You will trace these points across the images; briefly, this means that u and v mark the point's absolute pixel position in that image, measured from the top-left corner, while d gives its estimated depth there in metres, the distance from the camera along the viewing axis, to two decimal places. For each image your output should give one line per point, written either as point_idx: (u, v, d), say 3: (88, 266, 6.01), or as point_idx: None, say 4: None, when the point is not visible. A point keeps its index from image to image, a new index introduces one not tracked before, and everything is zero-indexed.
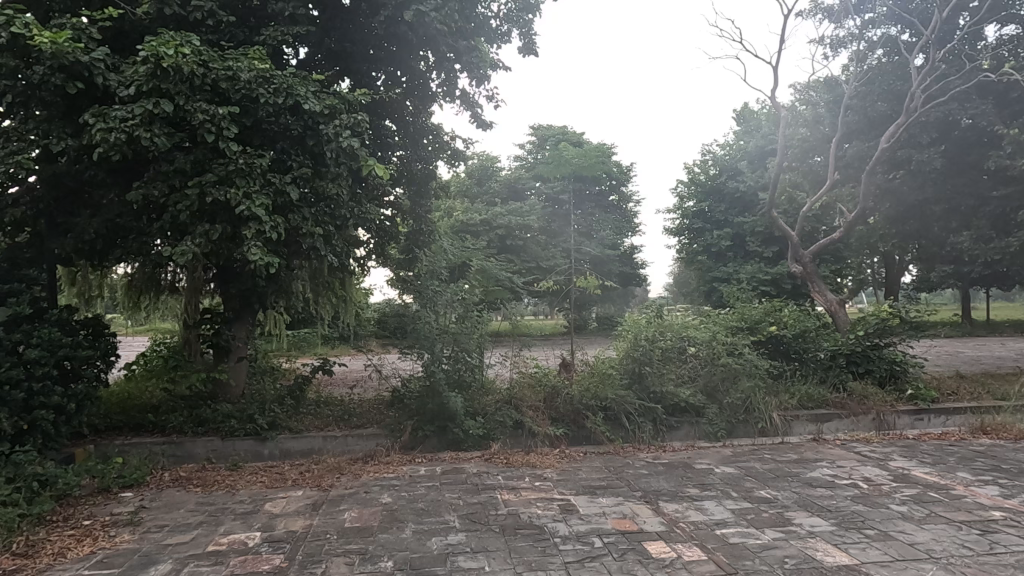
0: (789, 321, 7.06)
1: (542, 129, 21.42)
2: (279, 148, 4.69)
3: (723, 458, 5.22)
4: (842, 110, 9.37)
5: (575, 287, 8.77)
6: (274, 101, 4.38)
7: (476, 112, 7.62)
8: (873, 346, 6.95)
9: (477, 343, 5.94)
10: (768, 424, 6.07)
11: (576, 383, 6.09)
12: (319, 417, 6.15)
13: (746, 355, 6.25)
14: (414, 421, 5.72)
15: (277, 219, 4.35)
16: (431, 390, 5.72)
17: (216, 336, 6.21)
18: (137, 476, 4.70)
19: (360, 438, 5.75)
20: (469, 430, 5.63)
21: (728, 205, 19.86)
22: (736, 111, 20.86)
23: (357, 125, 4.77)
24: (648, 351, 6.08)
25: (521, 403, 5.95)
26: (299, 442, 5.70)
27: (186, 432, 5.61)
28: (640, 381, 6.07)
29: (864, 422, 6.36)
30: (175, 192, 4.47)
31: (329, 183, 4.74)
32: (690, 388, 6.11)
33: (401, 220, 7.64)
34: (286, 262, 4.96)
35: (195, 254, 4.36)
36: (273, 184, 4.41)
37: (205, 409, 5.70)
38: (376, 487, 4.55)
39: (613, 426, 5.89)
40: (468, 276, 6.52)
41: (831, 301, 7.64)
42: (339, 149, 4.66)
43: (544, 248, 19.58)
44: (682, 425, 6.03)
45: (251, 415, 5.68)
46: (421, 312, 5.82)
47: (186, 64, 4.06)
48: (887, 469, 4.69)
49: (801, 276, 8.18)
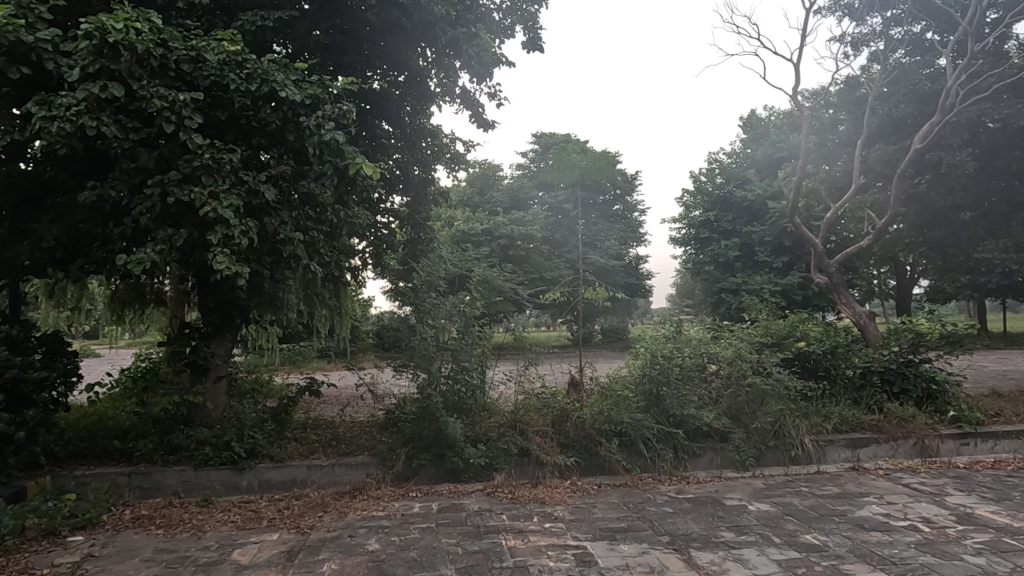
0: (816, 336, 6.53)
1: (545, 137, 21.02)
2: (255, 143, 4.16)
3: (755, 492, 4.63)
4: (868, 111, 8.86)
5: (582, 298, 8.18)
6: (248, 89, 3.86)
7: (477, 113, 7.11)
8: (909, 363, 6.38)
9: (478, 359, 5.43)
10: (800, 451, 5.46)
11: (588, 405, 5.52)
12: (304, 443, 5.59)
13: (775, 374, 5.69)
14: (409, 448, 5.16)
15: (249, 223, 3.79)
16: (427, 413, 5.16)
17: (195, 354, 5.59)
18: (92, 516, 4.15)
19: (348, 467, 5.19)
20: (469, 459, 5.06)
21: (736, 214, 19.22)
22: (743, 118, 20.48)
23: (343, 116, 4.25)
24: (665, 369, 5.54)
25: (526, 428, 5.39)
26: (280, 472, 5.12)
27: (156, 460, 5.07)
28: (658, 403, 5.51)
29: (904, 448, 5.78)
30: (135, 193, 3.92)
31: (311, 183, 4.19)
32: (713, 411, 5.55)
33: (399, 228, 7.31)
34: (264, 271, 4.41)
35: (157, 263, 3.80)
36: (245, 184, 3.87)
37: (178, 435, 5.15)
38: (362, 529, 3.97)
39: (628, 453, 5.33)
40: (470, 286, 5.99)
41: (860, 313, 7.08)
42: (323, 144, 4.13)
43: (546, 258, 19.01)
44: (704, 452, 5.46)
45: (227, 442, 5.13)
46: (419, 325, 5.28)
47: (141, 42, 3.49)
48: (947, 508, 4.10)
49: (825, 286, 7.63)
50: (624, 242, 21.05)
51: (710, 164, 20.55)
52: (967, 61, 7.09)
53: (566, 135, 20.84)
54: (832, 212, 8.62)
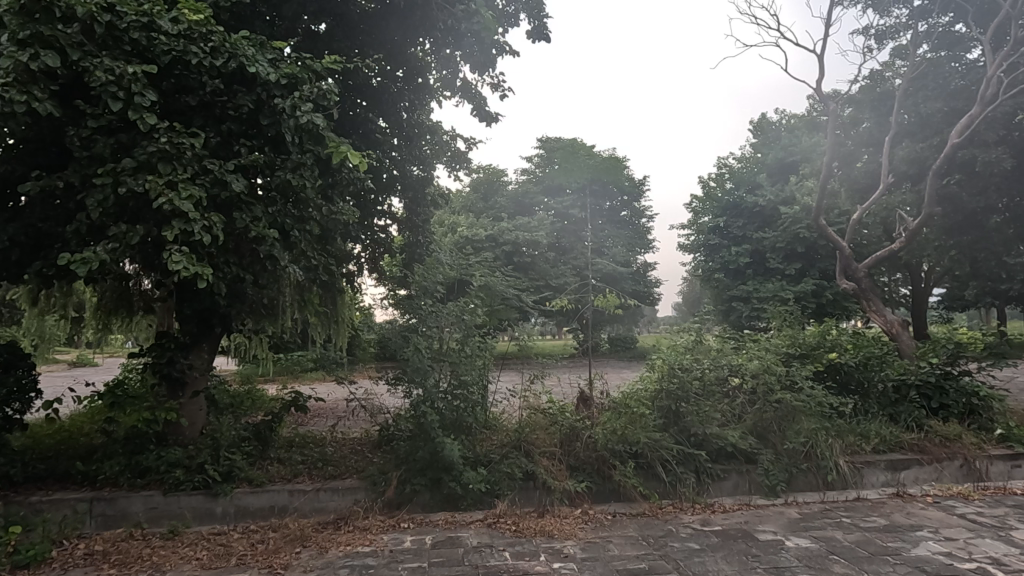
0: (848, 346, 6.02)
1: (550, 141, 20.57)
2: (225, 130, 3.70)
3: (791, 524, 4.10)
4: (896, 107, 8.38)
5: (591, 307, 7.66)
6: (212, 64, 3.42)
7: (479, 107, 6.66)
8: (948, 376, 5.87)
9: (479, 372, 4.92)
10: (835, 475, 4.93)
11: (600, 423, 4.99)
12: (288, 464, 5.09)
13: (806, 390, 5.17)
14: (402, 471, 4.63)
15: (212, 217, 3.30)
16: (422, 432, 4.65)
17: (170, 366, 5.10)
18: (36, 552, 3.64)
19: (334, 493, 4.68)
20: (468, 485, 4.53)
21: (745, 220, 18.37)
22: (754, 121, 20.04)
23: (324, 98, 3.79)
24: (684, 383, 5.03)
25: (532, 448, 4.87)
26: (259, 497, 4.62)
27: (122, 484, 4.58)
28: (677, 421, 5.01)
29: (948, 470, 5.23)
30: (87, 186, 3.46)
31: (288, 172, 3.72)
32: (738, 429, 5.04)
33: (397, 230, 6.83)
34: (238, 276, 3.92)
35: (107, 264, 3.31)
36: (210, 173, 3.40)
37: (147, 456, 4.67)
38: (342, 570, 3.46)
39: (645, 476, 4.81)
40: (470, 292, 5.50)
41: (893, 322, 6.56)
42: (300, 128, 3.68)
43: (553, 265, 18.50)
44: (729, 475, 4.94)
45: (201, 464, 4.64)
46: (414, 335, 4.78)
47: (83, 6, 3.02)
48: (1017, 546, 3.57)
49: (853, 293, 7.09)
50: (631, 249, 20.57)
51: (720, 169, 20.07)
52: (1009, 48, 6.53)
53: (572, 139, 20.34)
54: (860, 214, 8.06)
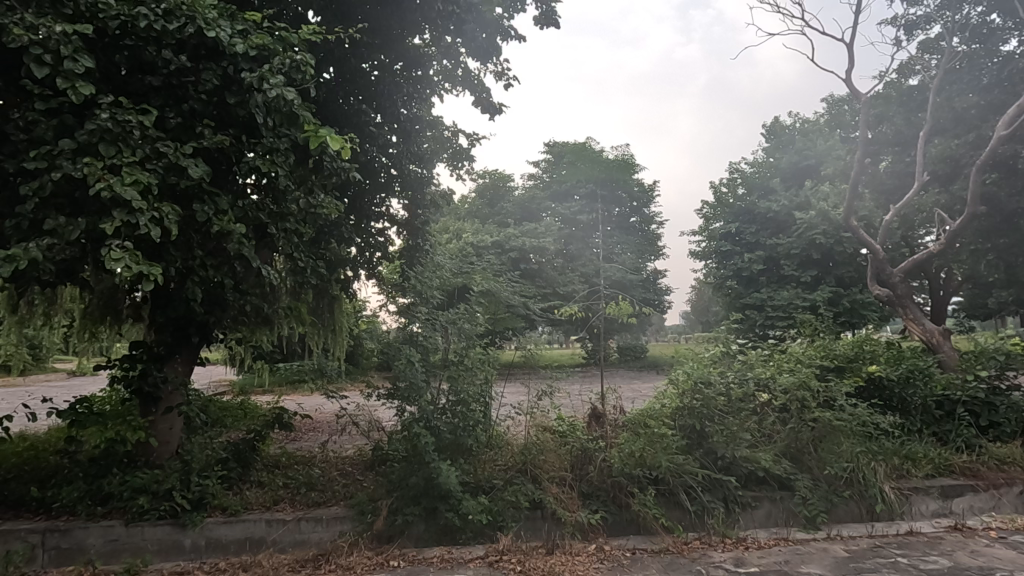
0: (886, 358, 5.50)
1: (557, 146, 20.14)
2: (188, 110, 3.23)
3: (839, 565, 3.59)
4: (929, 103, 7.90)
5: (603, 315, 7.07)
6: (166, 29, 2.98)
7: (483, 99, 6.19)
8: (997, 391, 5.35)
9: (482, 386, 4.43)
10: (881, 504, 4.39)
11: (616, 444, 4.46)
12: (269, 488, 4.58)
13: (847, 407, 4.63)
14: (393, 499, 4.12)
15: (165, 207, 2.81)
16: (416, 456, 4.15)
17: (142, 380, 4.53)
18: None
19: (317, 523, 4.18)
20: (467, 516, 4.01)
21: (759, 226, 17.63)
22: (766, 125, 19.62)
23: (300, 73, 3.32)
24: (710, 401, 4.47)
25: (540, 473, 4.35)
26: (233, 528, 4.12)
27: (80, 513, 4.09)
28: (702, 443, 4.48)
29: (1006, 498, 4.69)
30: (26, 174, 2.99)
31: (258, 158, 3.24)
32: (770, 451, 4.51)
33: (395, 232, 6.36)
34: (206, 278, 3.44)
35: (43, 263, 2.82)
36: (164, 156, 2.91)
37: (110, 480, 4.18)
38: None
39: (667, 506, 4.28)
40: (471, 298, 5.02)
41: (931, 331, 6.05)
42: (270, 106, 3.20)
43: (560, 272, 17.91)
44: (760, 503, 4.40)
45: (169, 490, 4.14)
46: (409, 346, 4.31)
47: None
48: None
49: (885, 299, 6.56)
50: (640, 255, 20.09)
51: (732, 175, 19.59)
52: None
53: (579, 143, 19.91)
54: (892, 215, 7.50)
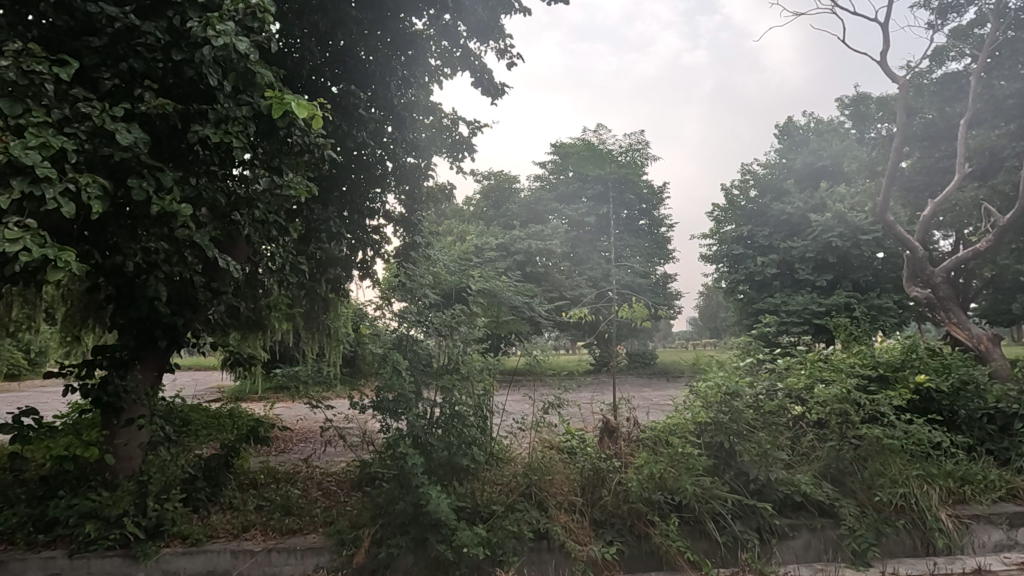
0: (935, 367, 4.93)
1: (565, 146, 19.65)
2: (128, 71, 2.73)
3: None
4: (968, 91, 7.36)
5: (613, 319, 6.52)
6: None
7: (485, 83, 5.68)
8: None
9: (480, 398, 3.91)
10: (940, 536, 3.82)
11: (633, 465, 3.90)
12: (238, 511, 4.04)
13: (895, 422, 4.08)
14: (378, 529, 3.57)
15: (84, 177, 2.31)
16: (403, 478, 3.60)
17: (101, 389, 3.92)
18: None
19: (289, 554, 3.65)
20: (462, 550, 3.45)
21: (772, 228, 16.98)
22: (780, 125, 19.07)
23: (258, 24, 2.79)
24: (740, 415, 3.91)
25: (545, 497, 3.79)
26: (194, 560, 3.60)
27: (19, 542, 3.58)
28: (731, 463, 3.92)
29: None
30: None
31: (208, 125, 2.73)
32: (809, 473, 3.96)
33: (388, 228, 5.84)
34: (152, 269, 2.92)
35: None
36: (87, 118, 2.41)
37: (55, 503, 3.66)
38: None
39: (692, 536, 3.73)
40: (469, 298, 4.49)
41: (980, 336, 5.52)
42: (222, 63, 2.70)
43: (567, 275, 17.33)
44: (799, 533, 3.84)
45: (121, 515, 3.62)
46: (397, 353, 3.77)
47: None
48: None
49: (923, 301, 6.00)
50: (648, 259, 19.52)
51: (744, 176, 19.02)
52: None
53: (587, 143, 19.42)
54: (929, 211, 6.93)
